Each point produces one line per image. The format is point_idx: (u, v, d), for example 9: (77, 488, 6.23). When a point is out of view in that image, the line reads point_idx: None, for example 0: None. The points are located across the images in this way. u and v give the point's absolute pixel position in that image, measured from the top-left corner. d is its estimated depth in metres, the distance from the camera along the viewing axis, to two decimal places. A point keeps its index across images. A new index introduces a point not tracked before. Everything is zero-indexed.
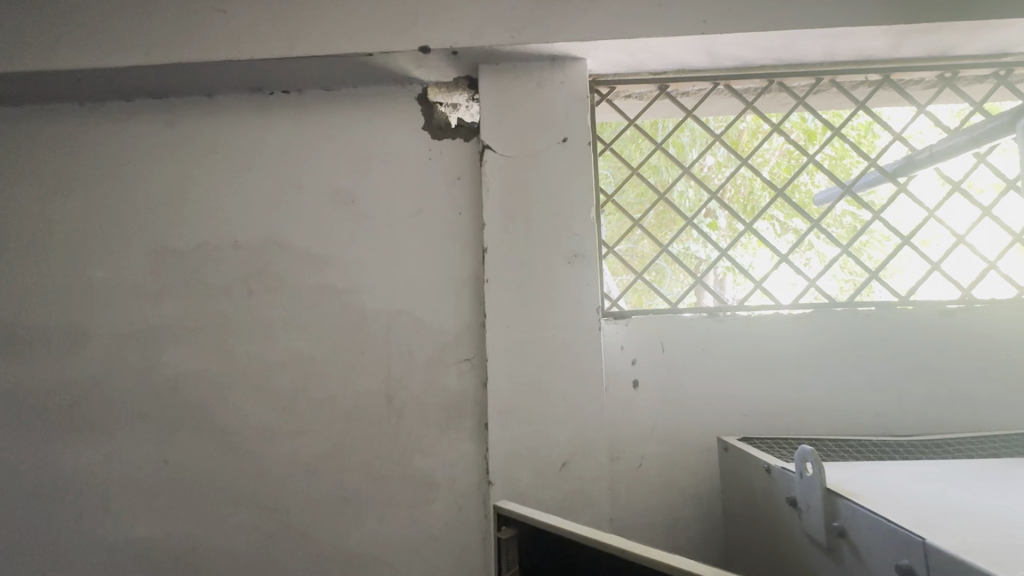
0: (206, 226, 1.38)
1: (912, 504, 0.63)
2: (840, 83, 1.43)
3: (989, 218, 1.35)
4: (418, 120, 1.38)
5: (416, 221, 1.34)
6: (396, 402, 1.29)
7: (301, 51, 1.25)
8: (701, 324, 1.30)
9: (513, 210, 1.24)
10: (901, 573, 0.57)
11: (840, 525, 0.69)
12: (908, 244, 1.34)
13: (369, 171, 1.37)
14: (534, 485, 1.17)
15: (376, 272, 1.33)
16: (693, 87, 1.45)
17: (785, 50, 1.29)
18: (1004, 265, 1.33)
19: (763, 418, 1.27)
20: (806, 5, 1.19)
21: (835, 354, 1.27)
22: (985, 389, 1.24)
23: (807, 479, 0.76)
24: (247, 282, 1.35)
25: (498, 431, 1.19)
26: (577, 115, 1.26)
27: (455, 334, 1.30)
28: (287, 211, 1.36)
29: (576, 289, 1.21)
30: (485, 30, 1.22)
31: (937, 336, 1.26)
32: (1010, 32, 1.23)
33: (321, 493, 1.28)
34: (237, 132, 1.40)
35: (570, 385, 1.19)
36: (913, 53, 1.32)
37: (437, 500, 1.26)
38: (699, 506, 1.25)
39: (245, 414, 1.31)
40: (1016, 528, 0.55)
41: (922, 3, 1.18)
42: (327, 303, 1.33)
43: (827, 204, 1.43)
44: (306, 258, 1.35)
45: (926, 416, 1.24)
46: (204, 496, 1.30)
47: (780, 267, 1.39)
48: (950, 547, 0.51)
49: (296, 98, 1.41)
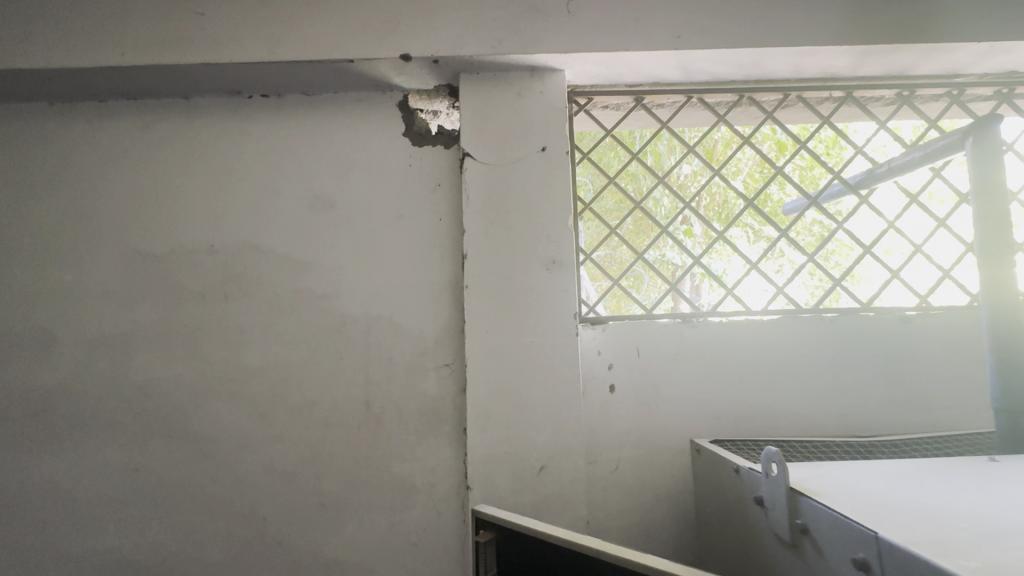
0: (181, 231, 1.36)
1: (868, 501, 0.67)
2: (806, 99, 1.50)
3: (943, 228, 1.43)
4: (398, 126, 1.39)
5: (396, 227, 1.35)
6: (375, 408, 1.29)
7: (282, 55, 1.25)
8: (675, 331, 1.33)
9: (493, 217, 1.26)
10: (857, 567, 0.60)
11: (802, 523, 0.72)
12: (869, 253, 1.40)
13: (349, 177, 1.37)
14: (512, 490, 1.19)
15: (356, 278, 1.33)
16: (668, 100, 1.50)
17: (754, 66, 1.34)
18: (958, 274, 1.41)
19: (735, 421, 1.31)
20: (775, 23, 1.24)
21: (802, 359, 1.32)
22: (942, 391, 1.30)
23: (772, 479, 0.79)
24: (223, 288, 1.33)
25: (477, 435, 1.20)
26: (555, 125, 1.29)
27: (434, 340, 1.31)
28: (265, 216, 1.36)
29: (554, 295, 1.23)
30: (466, 40, 1.24)
31: (897, 341, 1.32)
32: (961, 55, 1.31)
33: (299, 500, 1.26)
34: (215, 135, 1.39)
35: (548, 390, 1.20)
36: (874, 72, 1.39)
37: (416, 506, 1.26)
38: (673, 508, 1.28)
39: (220, 420, 1.29)
40: (961, 522, 0.59)
41: (881, 26, 1.25)
42: (305, 309, 1.32)
43: (794, 214, 1.49)
44: (284, 263, 1.34)
45: (887, 418, 1.30)
46: (176, 504, 1.28)
47: (751, 274, 1.43)
48: (900, 541, 0.54)
49: (275, 102, 1.40)
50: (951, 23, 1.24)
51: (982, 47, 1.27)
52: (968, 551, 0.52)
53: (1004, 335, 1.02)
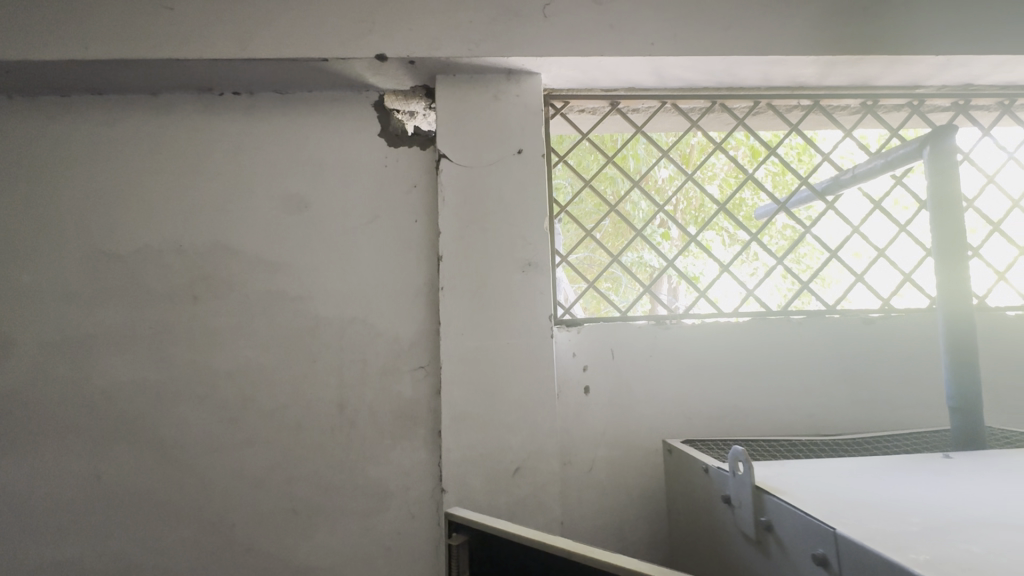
0: (147, 230, 1.32)
1: (828, 498, 0.69)
2: (775, 107, 1.54)
3: (905, 233, 1.48)
4: (374, 127, 1.38)
5: (371, 228, 1.34)
6: (349, 410, 1.28)
7: (254, 52, 1.22)
8: (649, 332, 1.35)
9: (468, 219, 1.26)
10: (817, 562, 0.62)
11: (766, 520, 0.74)
12: (835, 257, 1.45)
13: (324, 177, 1.35)
14: (487, 492, 1.18)
15: (330, 279, 1.31)
16: (642, 106, 1.52)
17: (726, 74, 1.37)
18: (918, 277, 1.47)
19: (707, 420, 1.33)
20: (745, 32, 1.27)
21: (771, 360, 1.35)
22: (902, 389, 1.35)
23: (739, 478, 0.81)
24: (191, 289, 1.30)
25: (452, 438, 1.20)
26: (531, 128, 1.30)
27: (409, 342, 1.30)
28: (236, 215, 1.33)
29: (530, 297, 1.24)
30: (442, 41, 1.24)
31: (861, 342, 1.37)
32: (921, 67, 1.36)
33: (269, 506, 1.24)
34: (184, 133, 1.35)
35: (523, 392, 1.21)
36: (839, 82, 1.44)
37: (390, 510, 1.25)
38: (646, 507, 1.30)
39: (188, 425, 1.26)
40: (915, 516, 0.62)
41: (846, 37, 1.29)
42: (277, 310, 1.30)
43: (764, 218, 1.53)
44: (256, 264, 1.31)
45: (851, 416, 1.34)
46: (141, 512, 1.24)
47: (723, 277, 1.47)
48: (856, 536, 0.56)
49: (247, 100, 1.38)
50: (911, 36, 1.29)
51: (940, 60, 1.33)
52: (920, 544, 0.54)
53: (958, 337, 1.06)
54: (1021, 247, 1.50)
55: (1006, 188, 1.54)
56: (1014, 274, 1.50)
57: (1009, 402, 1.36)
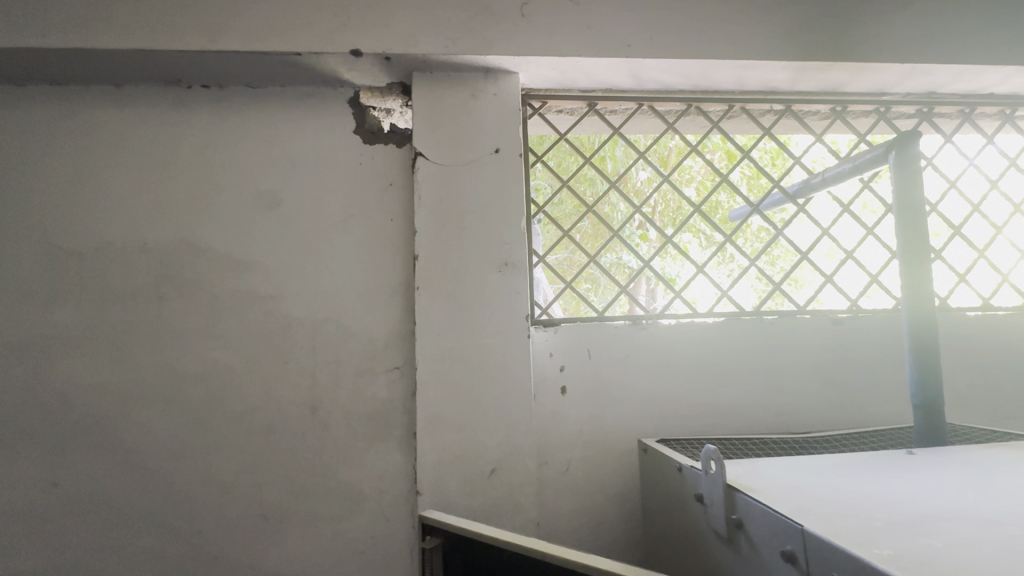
0: (109, 227, 1.27)
1: (796, 495, 0.70)
2: (749, 111, 1.57)
3: (872, 236, 1.53)
4: (349, 123, 1.36)
5: (345, 226, 1.31)
6: (321, 413, 1.25)
7: (224, 45, 1.19)
8: (626, 332, 1.36)
9: (444, 218, 1.25)
10: (786, 559, 0.62)
11: (737, 518, 0.75)
12: (806, 259, 1.48)
13: (297, 174, 1.32)
14: (462, 494, 1.17)
15: (302, 279, 1.28)
16: (619, 107, 1.54)
17: (701, 78, 1.39)
18: (884, 278, 1.51)
19: (682, 419, 1.34)
20: (720, 36, 1.29)
21: (744, 360, 1.38)
22: (869, 388, 1.39)
23: (711, 476, 0.82)
24: (156, 288, 1.26)
25: (427, 440, 1.18)
26: (508, 127, 1.29)
27: (384, 343, 1.28)
28: (205, 212, 1.29)
29: (507, 297, 1.23)
30: (419, 38, 1.22)
31: (830, 342, 1.40)
32: (888, 74, 1.40)
33: (238, 512, 1.20)
34: (149, 126, 1.31)
35: (500, 392, 1.20)
36: (810, 88, 1.48)
37: (363, 514, 1.22)
38: (622, 506, 1.30)
39: (152, 429, 1.21)
40: (879, 512, 0.63)
41: (817, 43, 1.32)
42: (247, 310, 1.26)
43: (738, 220, 1.56)
44: (225, 263, 1.28)
45: (820, 414, 1.37)
46: (101, 520, 1.19)
47: (698, 277, 1.48)
48: (823, 533, 0.57)
49: (217, 93, 1.34)
50: (879, 44, 1.33)
51: (905, 68, 1.37)
52: (884, 539, 0.55)
53: (922, 337, 1.09)
54: (980, 250, 1.56)
55: (966, 193, 1.60)
56: (974, 276, 1.56)
57: (968, 399, 1.41)
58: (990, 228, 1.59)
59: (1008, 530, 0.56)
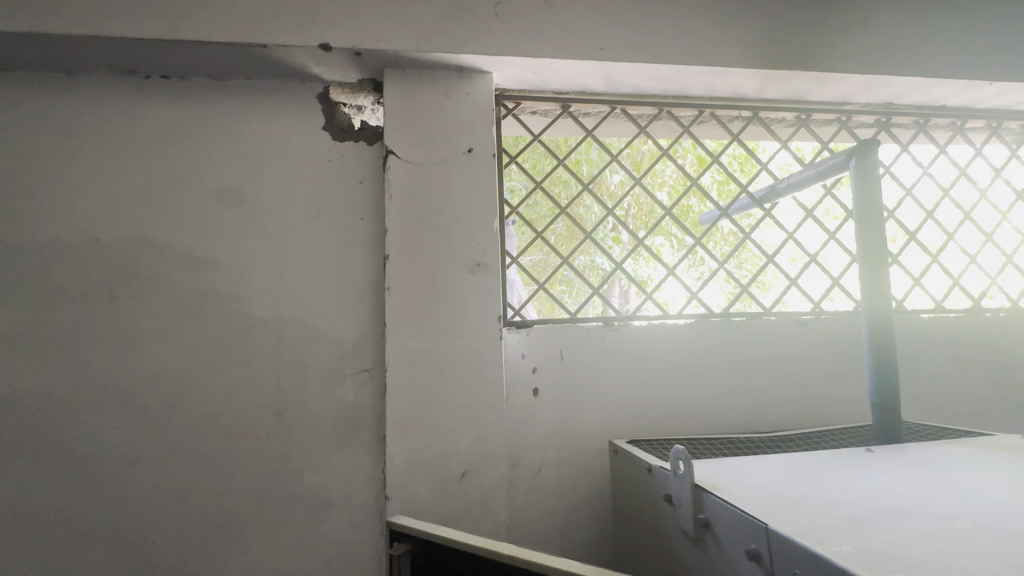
0: (58, 223, 1.20)
1: (762, 494, 0.71)
2: (718, 117, 1.60)
3: (834, 241, 1.58)
4: (318, 119, 1.33)
5: (313, 225, 1.28)
6: (286, 417, 1.21)
7: (184, 34, 1.14)
8: (598, 334, 1.36)
9: (416, 218, 1.23)
10: (751, 557, 0.63)
11: (705, 517, 0.75)
12: (771, 262, 1.51)
13: (262, 170, 1.28)
14: (432, 499, 1.15)
15: (268, 278, 1.24)
16: (593, 110, 1.54)
17: (672, 82, 1.41)
18: (845, 282, 1.56)
19: (652, 420, 1.36)
20: (690, 43, 1.31)
21: (713, 361, 1.40)
22: (831, 388, 1.43)
23: (680, 476, 0.82)
24: (109, 287, 1.19)
25: (396, 444, 1.15)
26: (482, 128, 1.29)
27: (353, 345, 1.25)
28: (164, 208, 1.23)
29: (479, 299, 1.22)
30: (390, 34, 1.20)
31: (794, 344, 1.44)
32: (849, 85, 1.45)
33: (197, 521, 1.15)
34: (104, 117, 1.24)
35: (471, 395, 1.19)
36: (776, 96, 1.52)
37: (329, 521, 1.19)
38: (593, 507, 1.31)
39: (103, 436, 1.15)
40: (839, 509, 0.64)
41: (783, 52, 1.35)
42: (208, 311, 1.21)
43: (708, 224, 1.58)
44: (184, 262, 1.22)
45: (785, 414, 1.41)
46: (47, 533, 1.12)
47: (669, 280, 1.50)
48: (787, 531, 0.58)
49: (177, 85, 1.28)
50: (840, 55, 1.38)
51: (865, 79, 1.42)
52: (845, 536, 0.56)
53: (881, 339, 1.12)
54: (934, 255, 1.63)
55: (921, 201, 1.67)
56: (928, 279, 1.63)
57: (922, 398, 1.47)
58: (942, 234, 1.66)
59: (961, 525, 0.58)
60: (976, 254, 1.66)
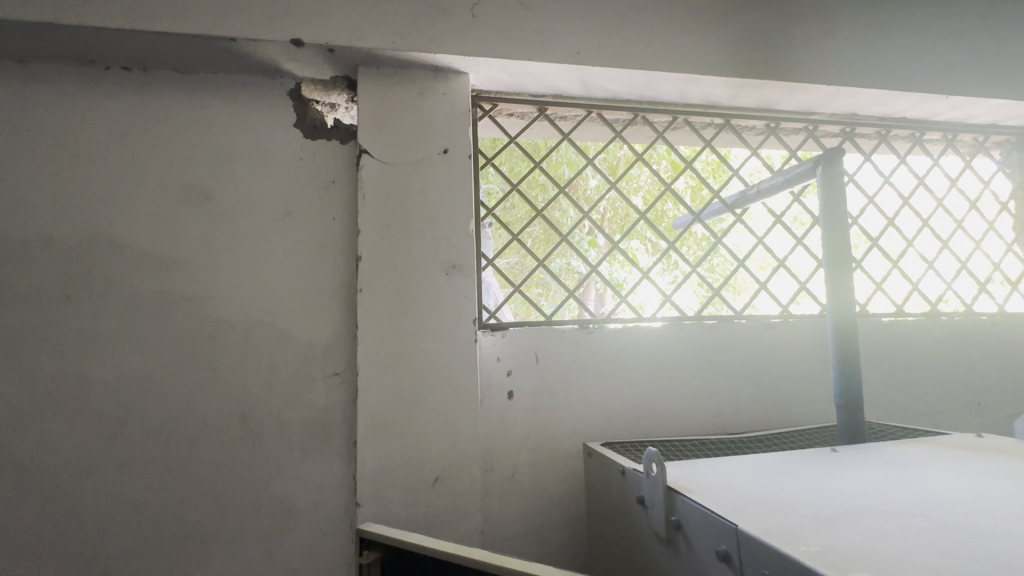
0: (7, 218, 1.13)
1: (732, 495, 0.72)
2: (691, 123, 1.64)
3: (801, 246, 1.62)
4: (289, 117, 1.29)
5: (283, 225, 1.24)
6: (253, 422, 1.17)
7: (146, 24, 1.09)
8: (573, 337, 1.37)
9: (390, 218, 1.21)
10: (721, 558, 0.64)
11: (676, 519, 0.76)
12: (741, 267, 1.55)
13: (229, 167, 1.24)
14: (405, 504, 1.13)
15: (235, 280, 1.20)
16: (569, 113, 1.55)
17: (647, 88, 1.43)
18: (812, 287, 1.61)
19: (626, 422, 1.37)
20: (664, 50, 1.33)
21: (686, 363, 1.42)
22: (798, 389, 1.47)
23: (652, 478, 0.83)
24: (63, 287, 1.13)
25: (367, 449, 1.13)
26: (458, 128, 1.28)
27: (323, 348, 1.22)
28: (124, 205, 1.18)
29: (453, 301, 1.21)
30: (365, 31, 1.18)
31: (762, 347, 1.47)
32: (815, 95, 1.50)
33: (155, 532, 1.10)
34: (59, 109, 1.18)
35: (445, 399, 1.17)
36: (746, 104, 1.56)
37: (297, 529, 1.16)
38: (567, 510, 1.31)
39: (54, 445, 1.09)
40: (806, 508, 0.65)
41: (753, 62, 1.39)
42: (170, 312, 1.17)
43: (681, 228, 1.60)
44: (145, 261, 1.17)
45: (754, 416, 1.44)
46: None
47: (643, 283, 1.51)
48: (756, 532, 0.58)
49: (140, 77, 1.23)
50: (807, 65, 1.42)
51: (830, 89, 1.47)
52: (812, 536, 0.57)
53: (846, 343, 1.16)
54: (894, 261, 1.69)
55: (883, 208, 1.74)
56: (889, 284, 1.69)
57: (884, 399, 1.53)
58: (902, 241, 1.73)
59: (920, 522, 0.60)
60: (933, 260, 1.73)
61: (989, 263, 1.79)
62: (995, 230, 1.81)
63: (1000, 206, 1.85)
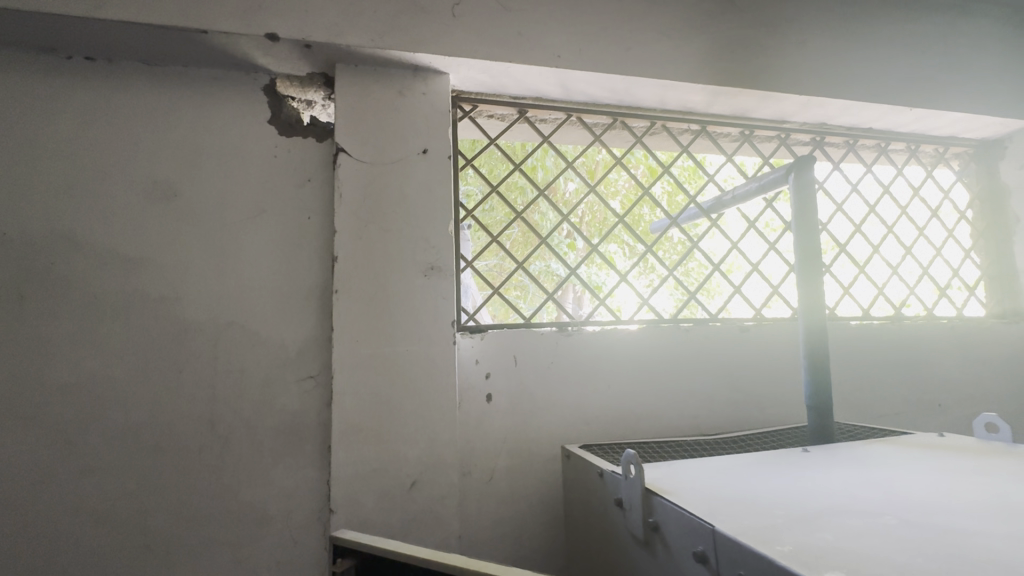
0: None
1: (709, 496, 0.72)
2: (669, 129, 1.66)
3: (774, 251, 1.66)
4: (263, 113, 1.26)
5: (256, 223, 1.21)
6: (222, 428, 1.13)
7: (111, 13, 1.05)
8: (552, 339, 1.37)
9: (367, 218, 1.18)
10: (697, 559, 0.64)
11: (654, 521, 0.76)
12: (716, 270, 1.58)
13: (199, 164, 1.20)
14: (380, 510, 1.11)
15: (204, 279, 1.16)
16: (549, 116, 1.55)
17: (626, 94, 1.45)
18: (784, 290, 1.66)
19: (603, 424, 1.37)
20: (643, 56, 1.35)
21: (663, 366, 1.44)
22: (770, 390, 1.50)
23: (631, 480, 0.83)
24: (17, 287, 1.08)
25: (342, 454, 1.10)
26: (437, 128, 1.26)
27: (297, 350, 1.19)
28: (86, 201, 1.13)
29: (431, 302, 1.19)
30: (343, 28, 1.16)
31: (736, 350, 1.50)
32: (788, 104, 1.54)
33: (115, 543, 1.05)
34: (16, 99, 1.13)
35: (422, 401, 1.15)
36: (722, 112, 1.59)
37: (268, 537, 1.12)
38: (544, 512, 1.31)
39: (4, 454, 1.03)
40: (780, 508, 0.67)
41: (729, 70, 1.42)
42: (134, 314, 1.12)
43: (658, 232, 1.62)
44: (108, 260, 1.12)
45: (728, 417, 1.46)
46: None
47: (621, 286, 1.52)
48: (731, 532, 0.59)
49: (104, 69, 1.18)
50: (780, 75, 1.45)
51: (803, 99, 1.51)
52: (785, 535, 0.58)
53: (816, 346, 1.19)
54: (861, 266, 1.75)
55: (850, 215, 1.79)
56: (856, 289, 1.75)
57: (851, 400, 1.58)
58: (869, 247, 1.79)
59: (888, 520, 0.62)
60: (897, 266, 1.80)
61: (949, 269, 1.86)
62: (955, 237, 1.89)
63: (959, 214, 1.94)
